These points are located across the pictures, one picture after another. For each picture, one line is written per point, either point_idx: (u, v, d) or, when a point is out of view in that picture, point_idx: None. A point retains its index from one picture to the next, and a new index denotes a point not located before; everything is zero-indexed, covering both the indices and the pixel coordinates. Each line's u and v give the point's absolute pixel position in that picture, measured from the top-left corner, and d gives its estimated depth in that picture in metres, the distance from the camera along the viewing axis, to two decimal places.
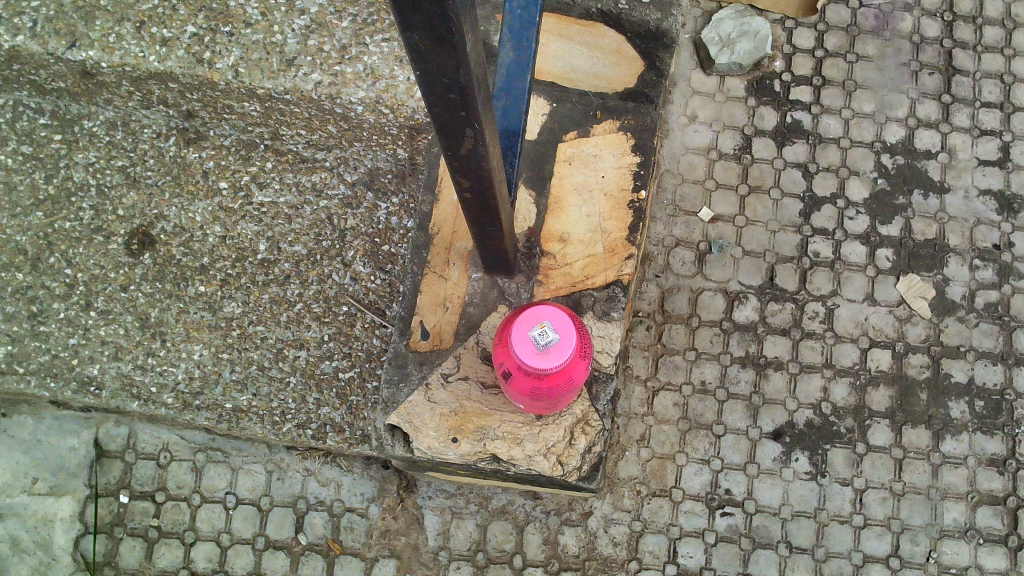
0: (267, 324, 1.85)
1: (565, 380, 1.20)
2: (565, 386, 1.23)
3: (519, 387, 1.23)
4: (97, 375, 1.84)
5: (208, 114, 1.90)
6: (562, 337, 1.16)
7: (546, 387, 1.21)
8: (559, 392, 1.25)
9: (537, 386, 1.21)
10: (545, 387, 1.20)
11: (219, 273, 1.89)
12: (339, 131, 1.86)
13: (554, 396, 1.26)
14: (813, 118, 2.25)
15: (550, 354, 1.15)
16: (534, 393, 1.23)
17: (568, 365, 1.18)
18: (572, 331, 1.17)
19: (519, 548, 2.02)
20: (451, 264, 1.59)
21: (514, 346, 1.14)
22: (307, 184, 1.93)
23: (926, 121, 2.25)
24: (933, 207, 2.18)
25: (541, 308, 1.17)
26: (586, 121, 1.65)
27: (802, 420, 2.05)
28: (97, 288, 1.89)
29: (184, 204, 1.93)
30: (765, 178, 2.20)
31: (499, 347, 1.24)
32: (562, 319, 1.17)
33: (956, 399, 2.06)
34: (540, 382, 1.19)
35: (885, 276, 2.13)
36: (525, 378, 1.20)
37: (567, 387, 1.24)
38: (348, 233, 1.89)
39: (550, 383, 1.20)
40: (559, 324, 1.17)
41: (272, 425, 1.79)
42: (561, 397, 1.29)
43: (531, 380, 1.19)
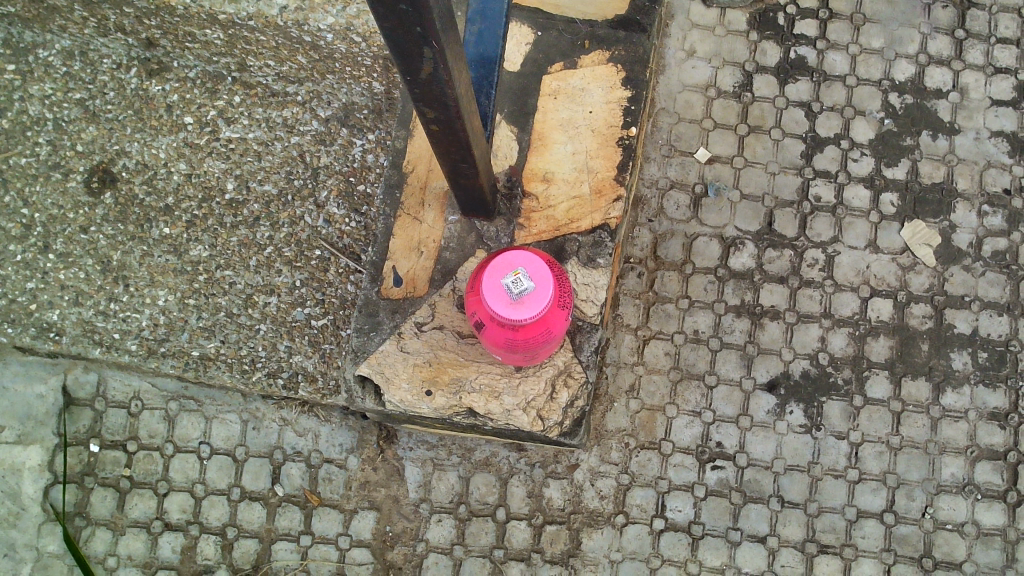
0: (236, 269, 1.75)
1: (541, 333, 1.11)
2: (540, 340, 1.13)
3: (490, 339, 1.14)
4: (57, 321, 1.75)
5: (170, 42, 1.76)
6: (538, 286, 1.06)
7: (519, 340, 1.11)
8: (535, 346, 1.16)
9: (511, 338, 1.11)
10: (518, 340, 1.11)
11: (185, 215, 1.79)
12: (309, 62, 1.73)
13: (529, 350, 1.17)
14: (818, 54, 2.12)
15: (524, 304, 1.05)
16: (507, 346, 1.14)
17: (544, 317, 1.08)
18: (549, 279, 1.07)
19: (502, 501, 1.95)
20: (426, 205, 1.48)
21: (484, 295, 1.04)
22: (277, 120, 1.80)
23: (938, 58, 2.12)
24: (942, 149, 2.07)
25: (515, 254, 1.07)
26: (573, 51, 1.52)
27: (798, 371, 1.97)
28: (56, 229, 1.78)
29: (147, 139, 1.82)
30: (766, 117, 2.08)
31: (470, 296, 1.14)
32: (537, 266, 1.07)
33: (959, 350, 1.98)
34: (513, 334, 1.10)
35: (889, 222, 2.03)
36: (497, 329, 1.11)
37: (543, 341, 1.15)
38: (321, 172, 1.78)
39: (523, 336, 1.10)
40: (534, 271, 1.07)
41: (241, 374, 1.71)
42: (537, 351, 1.19)
43: (503, 332, 1.10)
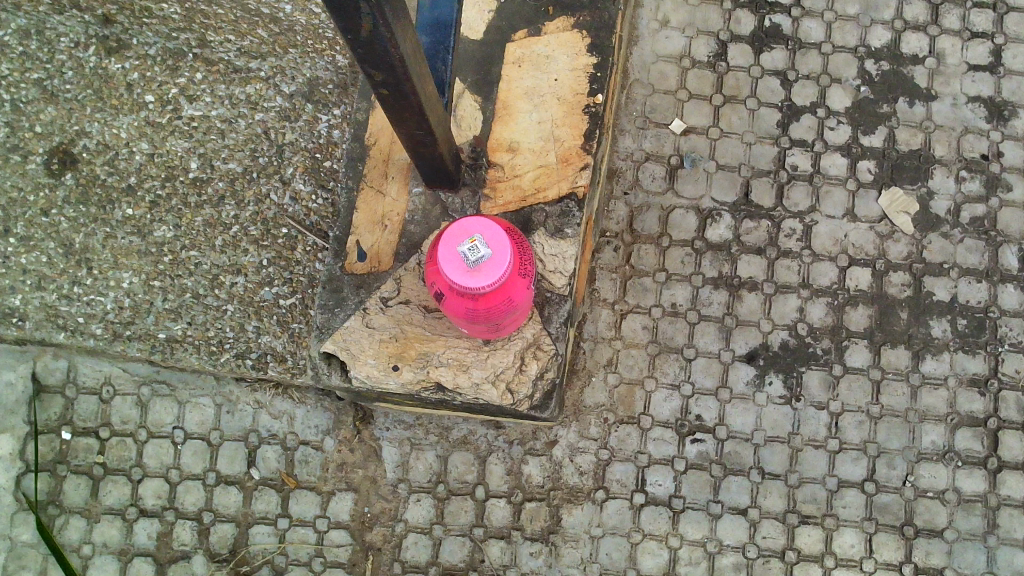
0: (202, 249, 1.72)
1: (500, 302, 1.08)
2: (501, 309, 1.11)
3: (452, 310, 1.12)
4: (20, 306, 1.72)
5: (127, 19, 1.71)
6: (495, 252, 1.03)
7: (479, 310, 1.09)
8: (497, 316, 1.13)
9: (472, 308, 1.09)
10: (478, 309, 1.08)
11: (148, 195, 1.75)
12: (271, 36, 1.69)
13: (491, 321, 1.15)
14: (793, 22, 2.08)
15: (481, 271, 1.02)
16: (468, 316, 1.11)
17: (502, 285, 1.05)
18: (507, 245, 1.04)
19: (481, 479, 1.93)
20: (389, 178, 1.45)
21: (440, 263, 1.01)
22: (240, 96, 1.77)
23: (914, 23, 2.09)
24: (919, 115, 2.05)
25: (471, 220, 1.04)
26: (537, 18, 1.48)
27: (777, 342, 1.95)
28: (16, 212, 1.75)
29: (107, 119, 1.78)
30: (741, 87, 2.05)
31: (428, 266, 1.11)
32: (495, 232, 1.04)
33: (938, 318, 1.96)
34: (472, 303, 1.07)
35: (866, 190, 2.01)
36: (457, 298, 1.08)
37: (504, 311, 1.12)
38: (287, 149, 1.75)
39: (483, 305, 1.08)
40: (491, 238, 1.04)
41: (210, 356, 1.68)
42: (500, 322, 1.17)
43: (462, 301, 1.07)
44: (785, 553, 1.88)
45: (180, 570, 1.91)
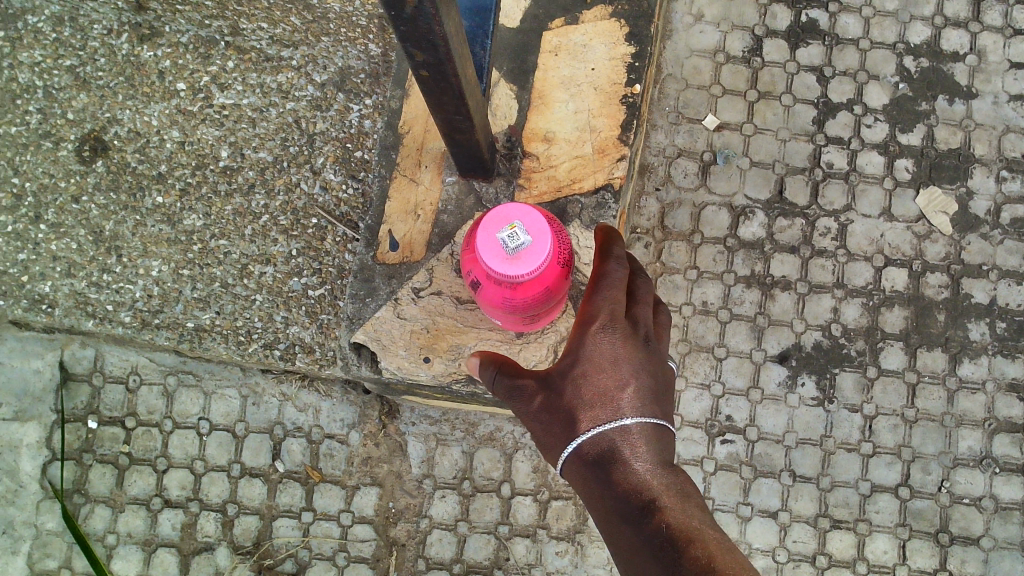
0: (231, 239, 1.71)
1: (538, 290, 1.05)
2: (540, 297, 1.07)
3: (488, 297, 1.09)
4: (50, 293, 1.72)
5: (160, 6, 1.71)
6: (535, 240, 0.99)
7: (516, 297, 1.06)
8: (535, 305, 1.10)
9: (509, 296, 1.06)
10: (515, 297, 1.05)
11: (178, 183, 1.74)
12: (303, 24, 1.67)
13: (529, 310, 1.11)
14: (830, 17, 2.04)
15: (519, 259, 0.99)
16: (505, 304, 1.09)
17: (541, 273, 1.02)
18: (547, 233, 1.00)
19: (507, 476, 1.91)
20: (422, 167, 1.43)
21: (478, 250, 0.98)
22: (272, 85, 1.75)
23: (955, 19, 2.04)
24: (959, 113, 2.00)
25: (510, 207, 1.01)
26: (574, 7, 1.46)
27: (810, 343, 1.91)
28: (47, 199, 1.75)
29: (139, 106, 1.77)
30: (776, 83, 2.02)
31: (466, 253, 1.08)
32: (534, 219, 1.00)
33: (977, 321, 1.92)
34: (509, 290, 1.04)
35: (904, 189, 1.97)
36: (494, 285, 1.05)
37: (542, 299, 1.09)
38: (317, 139, 1.73)
39: (520, 292, 1.05)
40: (531, 225, 1.00)
41: (237, 346, 1.67)
42: (539, 311, 1.14)
43: (499, 288, 1.04)
44: (816, 557, 1.84)
45: (204, 561, 1.90)
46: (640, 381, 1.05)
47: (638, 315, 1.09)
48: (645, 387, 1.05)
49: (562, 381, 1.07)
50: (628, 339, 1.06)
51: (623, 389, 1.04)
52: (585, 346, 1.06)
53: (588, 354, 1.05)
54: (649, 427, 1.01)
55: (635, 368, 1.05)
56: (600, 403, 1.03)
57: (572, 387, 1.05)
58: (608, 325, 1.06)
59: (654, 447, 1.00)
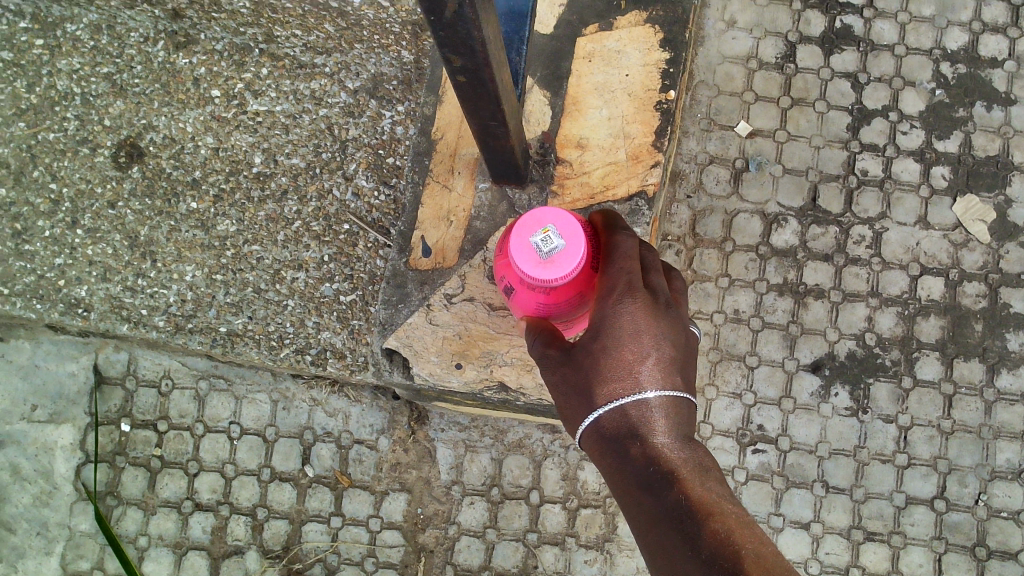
0: (263, 244, 1.72)
1: (573, 295, 1.00)
2: (576, 303, 1.03)
3: (524, 302, 1.05)
4: (85, 296, 1.74)
5: (196, 14, 1.72)
6: (568, 244, 0.95)
7: (552, 304, 1.01)
8: (571, 312, 1.05)
9: (544, 302, 1.02)
10: (550, 304, 1.01)
11: (212, 189, 1.76)
12: (337, 31, 1.68)
13: (565, 317, 1.07)
14: (865, 22, 2.02)
15: (553, 264, 0.94)
16: (540, 310, 1.04)
17: (575, 278, 0.97)
18: (581, 236, 0.96)
19: (536, 483, 1.90)
20: (455, 173, 1.43)
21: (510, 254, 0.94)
22: (305, 92, 1.77)
23: (993, 25, 2.01)
24: (997, 120, 1.97)
25: (545, 210, 0.96)
26: (608, 13, 1.45)
27: (843, 352, 1.89)
28: (84, 204, 1.77)
29: (174, 113, 1.79)
30: (810, 89, 2.00)
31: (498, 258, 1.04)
32: (569, 223, 0.96)
33: (1015, 331, 1.89)
34: (545, 296, 1.00)
35: (940, 197, 1.94)
36: (528, 291, 1.01)
37: (580, 305, 1.04)
38: (350, 145, 1.74)
39: (555, 299, 1.00)
40: (564, 228, 0.96)
41: (269, 351, 1.68)
42: (577, 318, 1.09)
43: (534, 294, 1.00)
44: (850, 570, 1.82)
45: (234, 565, 1.91)
46: (661, 351, 0.94)
47: (655, 282, 1.01)
48: (666, 356, 0.94)
49: (580, 354, 0.96)
50: (648, 307, 0.96)
51: (642, 358, 0.93)
52: (603, 315, 0.95)
53: (607, 324, 0.95)
54: (670, 398, 0.91)
55: (655, 337, 0.95)
56: (618, 373, 0.93)
57: (590, 360, 0.95)
58: (626, 292, 0.96)
59: (674, 420, 0.90)
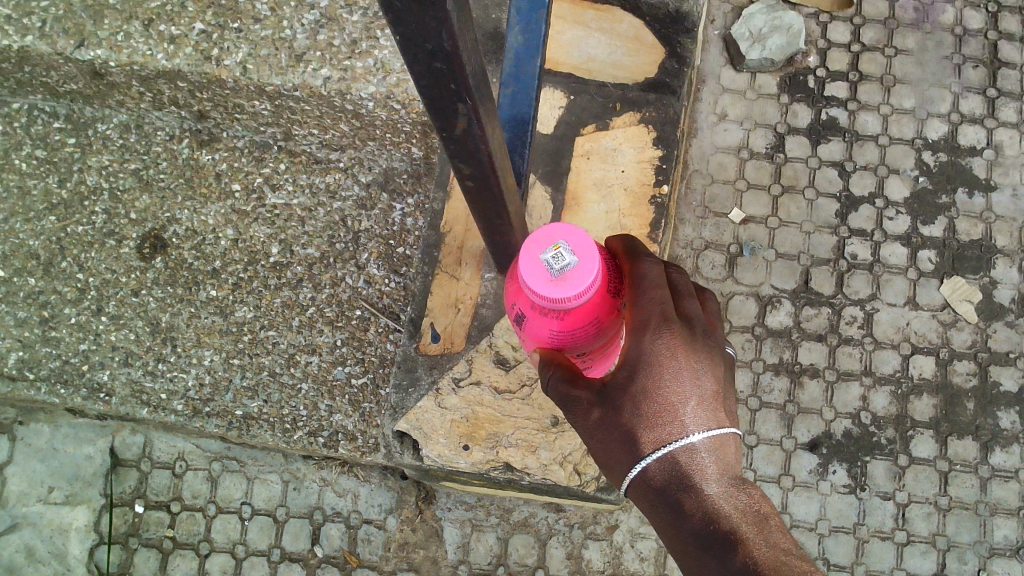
0: (279, 329, 1.80)
1: (588, 318, 0.94)
2: (592, 328, 0.96)
3: (536, 330, 0.98)
4: (107, 381, 1.82)
5: (220, 115, 1.85)
6: (582, 260, 0.88)
7: (565, 328, 0.95)
8: (587, 340, 0.99)
9: (556, 327, 0.95)
10: (564, 328, 0.94)
11: (231, 277, 1.85)
12: (351, 130, 1.79)
13: (581, 347, 1.00)
14: (849, 115, 2.14)
15: (565, 283, 0.87)
16: (553, 339, 0.98)
17: (589, 298, 0.90)
18: (596, 252, 0.89)
19: (541, 562, 1.93)
20: (463, 264, 1.52)
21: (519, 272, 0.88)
22: (320, 186, 1.87)
23: (970, 116, 2.13)
24: (979, 206, 2.07)
25: (554, 226, 0.90)
26: (605, 113, 1.56)
27: (840, 430, 1.94)
28: (109, 293, 1.86)
29: (196, 207, 1.89)
30: (799, 178, 2.10)
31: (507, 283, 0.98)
32: (581, 237, 0.89)
33: (1006, 408, 1.94)
34: (558, 320, 0.93)
35: (927, 279, 2.02)
36: (540, 315, 0.95)
37: (597, 331, 0.98)
38: (362, 236, 1.84)
39: (569, 322, 0.94)
40: (577, 244, 0.88)
41: (283, 433, 1.74)
42: (594, 348, 1.02)
43: (546, 318, 0.94)
44: None
45: None
46: (701, 388, 0.98)
47: (686, 308, 1.03)
48: (706, 392, 0.98)
49: (618, 393, 0.98)
50: (683, 340, 0.99)
51: (685, 401, 0.97)
52: (641, 352, 0.97)
53: (646, 360, 0.97)
54: (716, 440, 0.95)
55: (695, 375, 0.98)
56: (663, 418, 0.96)
57: (631, 401, 0.97)
58: (662, 327, 0.98)
59: (723, 464, 0.94)
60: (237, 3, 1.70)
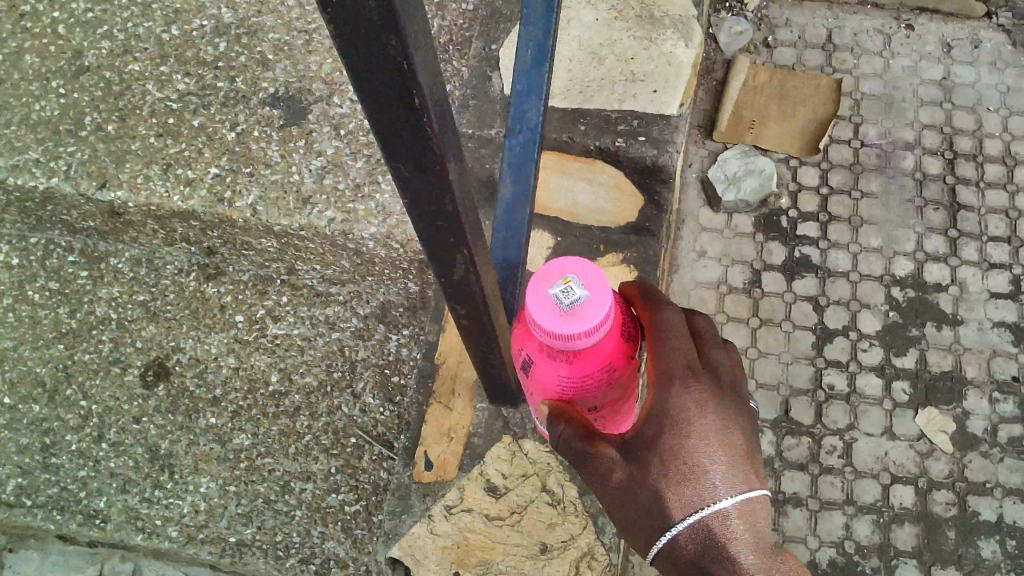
0: (276, 457, 1.85)
1: (596, 361, 1.01)
2: (600, 374, 1.04)
3: (545, 375, 1.06)
4: (103, 508, 1.86)
5: (228, 250, 1.97)
6: (593, 296, 0.96)
7: (575, 370, 1.02)
8: (593, 387, 1.07)
9: (566, 372, 1.03)
10: (573, 369, 1.02)
11: (230, 404, 1.91)
12: (352, 266, 1.90)
13: (588, 394, 1.08)
14: (821, 252, 2.28)
15: (576, 317, 0.95)
16: (563, 383, 1.05)
17: (600, 335, 0.98)
18: (606, 289, 0.97)
19: None
20: (456, 394, 1.60)
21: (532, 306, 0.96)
22: (320, 318, 1.97)
23: (935, 254, 2.26)
24: (948, 338, 2.17)
25: (566, 263, 0.98)
26: (590, 254, 1.68)
27: (825, 559, 1.97)
28: (111, 419, 1.92)
29: (200, 336, 1.98)
30: (776, 311, 2.21)
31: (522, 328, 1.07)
32: (592, 275, 0.97)
33: (987, 538, 1.98)
34: (568, 359, 1.01)
35: (902, 409, 2.10)
36: (551, 358, 1.02)
37: (604, 378, 1.05)
38: (359, 365, 1.91)
39: (579, 364, 1.01)
40: (588, 278, 0.97)
41: (276, 560, 1.77)
42: (600, 398, 1.10)
43: (556, 359, 1.02)
44: None
45: None
46: (728, 443, 1.04)
47: (712, 360, 1.10)
48: (733, 447, 1.04)
49: (645, 451, 1.04)
50: (709, 393, 1.05)
51: (713, 457, 1.02)
52: (668, 406, 1.04)
53: (673, 414, 1.03)
54: (745, 503, 1.00)
55: (722, 429, 1.04)
56: (692, 475, 1.01)
57: (659, 458, 1.03)
58: (686, 382, 1.05)
59: (753, 529, 0.99)
60: (250, 150, 1.85)
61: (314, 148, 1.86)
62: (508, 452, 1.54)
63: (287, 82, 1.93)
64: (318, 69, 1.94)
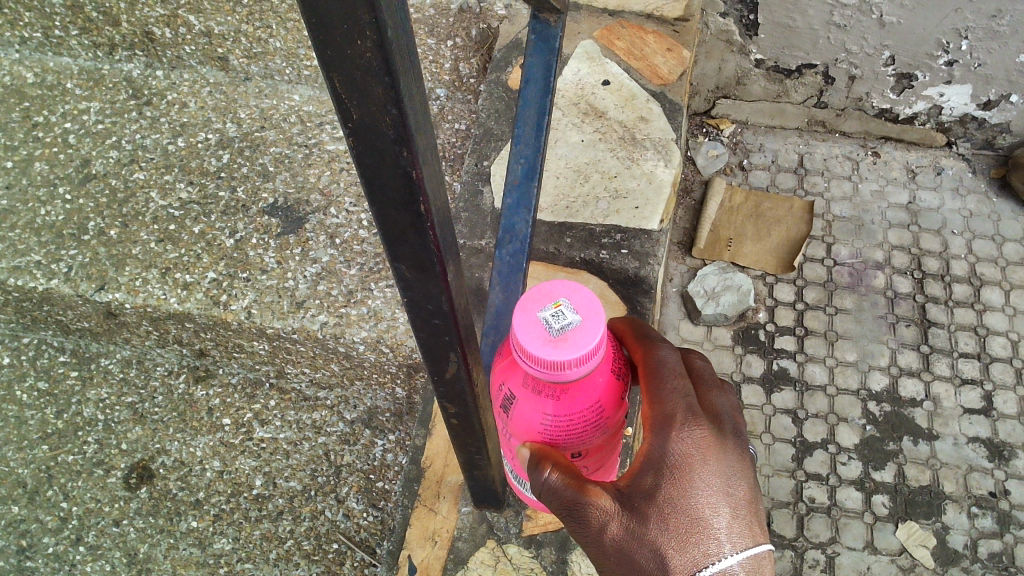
0: (256, 562, 1.81)
1: (583, 397, 1.00)
2: (587, 413, 1.02)
3: (529, 415, 1.04)
4: None
5: (219, 352, 2.01)
6: (585, 323, 0.95)
7: (560, 406, 1.00)
8: (579, 429, 1.04)
9: (551, 411, 1.01)
10: (559, 405, 1.00)
11: (212, 508, 1.89)
12: (341, 369, 1.94)
13: (573, 438, 1.05)
14: (798, 365, 2.33)
15: (566, 341, 0.94)
16: (548, 426, 1.03)
17: (591, 365, 0.96)
18: (598, 316, 0.96)
19: None
20: (441, 498, 1.62)
21: (522, 329, 0.95)
22: (307, 422, 1.99)
23: (908, 369, 2.32)
24: (924, 453, 2.19)
25: (558, 290, 0.99)
26: None
27: None
28: (90, 521, 1.90)
29: (186, 438, 1.99)
30: (756, 423, 2.25)
31: (508, 364, 1.06)
32: (584, 302, 0.97)
33: None
34: (554, 393, 0.99)
35: (883, 523, 2.10)
36: (536, 395, 1.01)
37: (591, 419, 1.03)
38: (343, 470, 1.91)
39: (565, 399, 0.99)
40: (580, 304, 0.97)
41: None
42: (586, 444, 1.07)
43: (542, 395, 1.00)
44: None
45: None
46: (731, 496, 0.96)
47: (711, 404, 1.04)
48: (737, 500, 0.96)
49: (644, 502, 0.96)
50: (710, 439, 0.98)
51: (717, 511, 0.94)
52: (667, 452, 0.97)
53: (673, 462, 0.96)
54: (752, 560, 0.92)
55: (725, 480, 0.97)
56: (694, 530, 0.93)
57: (659, 511, 0.94)
58: (687, 426, 0.98)
59: None
60: (247, 256, 1.92)
61: (310, 256, 1.92)
62: (491, 557, 1.53)
63: (286, 193, 2.03)
64: (316, 181, 2.04)
